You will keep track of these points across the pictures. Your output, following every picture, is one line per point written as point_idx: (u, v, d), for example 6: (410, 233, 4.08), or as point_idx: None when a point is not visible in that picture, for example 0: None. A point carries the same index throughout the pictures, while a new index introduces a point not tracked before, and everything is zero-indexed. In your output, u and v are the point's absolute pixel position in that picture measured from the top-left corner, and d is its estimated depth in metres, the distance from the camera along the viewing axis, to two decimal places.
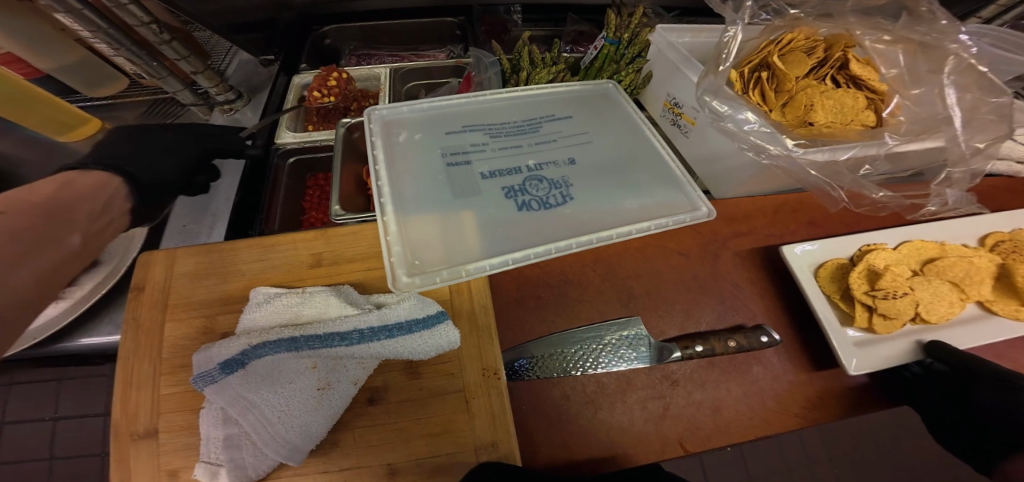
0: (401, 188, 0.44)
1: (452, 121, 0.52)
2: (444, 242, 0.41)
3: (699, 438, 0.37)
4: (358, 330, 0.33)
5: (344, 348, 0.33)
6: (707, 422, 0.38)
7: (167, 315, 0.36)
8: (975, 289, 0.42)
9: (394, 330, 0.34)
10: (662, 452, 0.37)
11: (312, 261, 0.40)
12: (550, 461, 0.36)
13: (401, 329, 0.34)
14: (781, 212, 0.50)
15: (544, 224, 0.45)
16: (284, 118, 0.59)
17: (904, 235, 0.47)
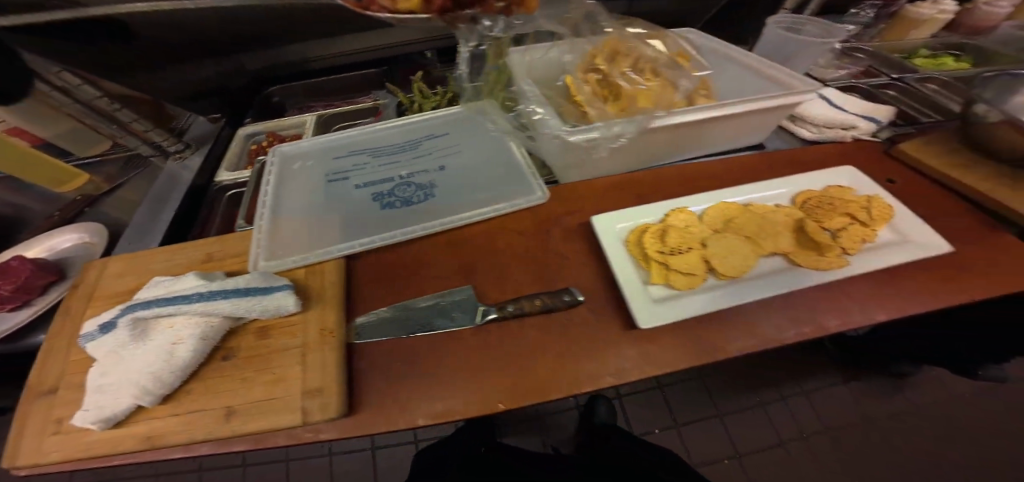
0: (283, 202, 0.56)
1: (340, 148, 0.64)
2: (311, 237, 0.52)
3: (513, 393, 0.40)
4: (204, 295, 0.42)
5: (190, 309, 0.41)
6: (518, 377, 0.42)
7: (91, 305, 0.47)
8: (771, 241, 0.47)
9: (236, 295, 0.43)
10: (474, 408, 0.39)
11: (205, 258, 0.51)
12: (369, 418, 0.39)
13: (239, 293, 0.43)
14: (614, 193, 0.58)
15: (399, 219, 0.56)
16: (226, 162, 0.73)
17: (716, 200, 0.53)
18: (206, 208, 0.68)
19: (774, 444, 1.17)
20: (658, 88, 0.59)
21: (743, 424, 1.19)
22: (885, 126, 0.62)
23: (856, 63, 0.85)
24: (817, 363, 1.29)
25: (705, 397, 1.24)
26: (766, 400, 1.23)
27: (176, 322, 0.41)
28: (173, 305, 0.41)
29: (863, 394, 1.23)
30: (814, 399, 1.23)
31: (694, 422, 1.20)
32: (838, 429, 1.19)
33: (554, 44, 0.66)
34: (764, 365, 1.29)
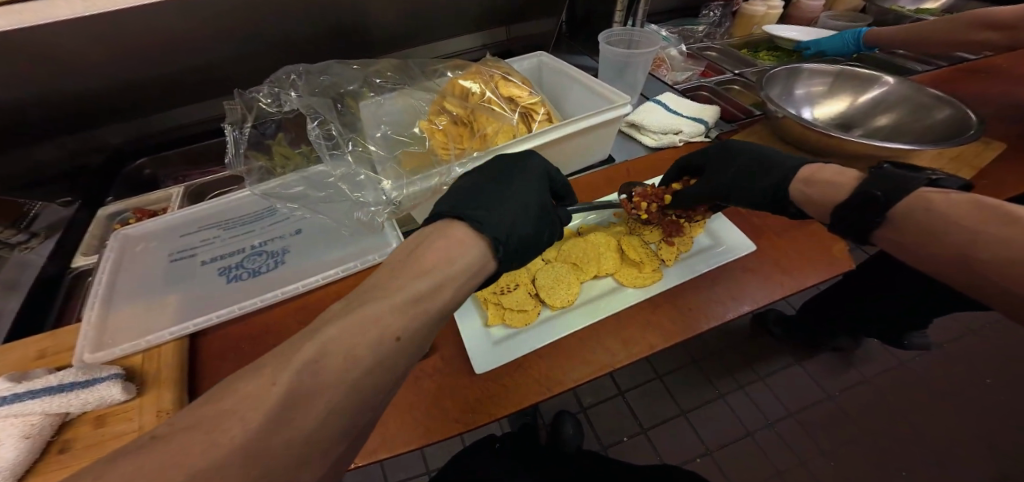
0: (120, 289, 0.54)
1: (189, 226, 0.63)
2: (145, 323, 0.50)
3: (368, 451, 0.41)
4: None
5: None
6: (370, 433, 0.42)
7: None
8: (591, 266, 0.55)
9: (39, 393, 0.38)
10: None
11: (35, 355, 0.47)
12: None
13: (50, 390, 0.39)
14: None
15: (246, 289, 0.55)
16: (81, 247, 0.68)
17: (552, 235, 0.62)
18: (61, 298, 0.61)
19: (743, 436, 1.04)
20: (499, 117, 0.62)
21: (710, 423, 1.06)
22: (712, 127, 0.77)
23: (698, 67, 1.03)
24: (768, 347, 1.18)
25: (665, 397, 1.10)
26: (725, 391, 1.11)
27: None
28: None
29: (821, 373, 1.14)
30: (772, 383, 1.12)
31: (662, 424, 1.07)
32: (805, 413, 1.08)
33: (383, 87, 0.65)
34: (727, 351, 1.18)
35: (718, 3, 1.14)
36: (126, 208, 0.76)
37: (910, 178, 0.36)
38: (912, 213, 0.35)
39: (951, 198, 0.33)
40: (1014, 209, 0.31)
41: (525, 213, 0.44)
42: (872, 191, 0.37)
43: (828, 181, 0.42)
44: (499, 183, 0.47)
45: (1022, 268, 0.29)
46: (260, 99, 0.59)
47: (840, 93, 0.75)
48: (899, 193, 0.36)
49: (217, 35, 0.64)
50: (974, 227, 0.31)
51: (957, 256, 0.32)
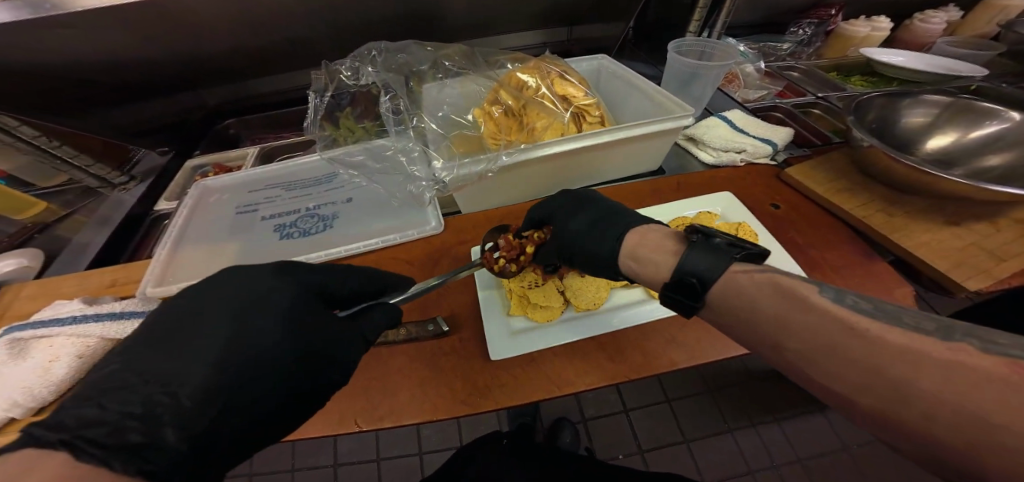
0: (190, 233, 0.61)
1: (258, 183, 0.70)
2: (204, 265, 0.56)
3: (373, 415, 0.43)
4: (72, 316, 0.45)
5: (55, 328, 0.44)
6: (377, 400, 0.44)
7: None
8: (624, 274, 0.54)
9: (104, 318, 0.45)
10: (336, 424, 0.42)
11: (109, 283, 0.55)
12: None
13: (112, 316, 0.45)
14: (504, 222, 0.62)
15: (294, 246, 0.59)
16: (166, 193, 0.77)
17: None
18: (141, 234, 0.71)
19: (742, 474, 0.96)
20: (552, 113, 0.62)
21: (713, 457, 0.98)
22: (780, 150, 0.71)
23: (775, 86, 0.95)
24: (798, 392, 1.07)
25: (671, 422, 1.04)
26: (734, 426, 1.02)
27: (46, 343, 0.43)
28: (47, 327, 0.44)
29: (847, 423, 1.02)
30: (789, 428, 1.02)
31: (662, 449, 1.01)
32: (817, 461, 0.97)
33: (448, 73, 0.68)
34: (747, 386, 1.08)
35: (810, 20, 1.05)
36: (208, 163, 0.85)
37: (716, 261, 0.33)
38: (739, 305, 0.32)
39: (754, 281, 0.32)
40: (809, 296, 0.30)
41: (222, 393, 0.31)
42: (688, 277, 0.34)
43: (653, 257, 0.38)
44: (192, 341, 0.32)
45: (825, 360, 0.27)
46: (341, 71, 0.64)
47: (946, 125, 0.66)
48: (711, 277, 0.33)
49: (306, 14, 0.69)
50: (779, 315, 0.30)
51: (767, 341, 0.31)
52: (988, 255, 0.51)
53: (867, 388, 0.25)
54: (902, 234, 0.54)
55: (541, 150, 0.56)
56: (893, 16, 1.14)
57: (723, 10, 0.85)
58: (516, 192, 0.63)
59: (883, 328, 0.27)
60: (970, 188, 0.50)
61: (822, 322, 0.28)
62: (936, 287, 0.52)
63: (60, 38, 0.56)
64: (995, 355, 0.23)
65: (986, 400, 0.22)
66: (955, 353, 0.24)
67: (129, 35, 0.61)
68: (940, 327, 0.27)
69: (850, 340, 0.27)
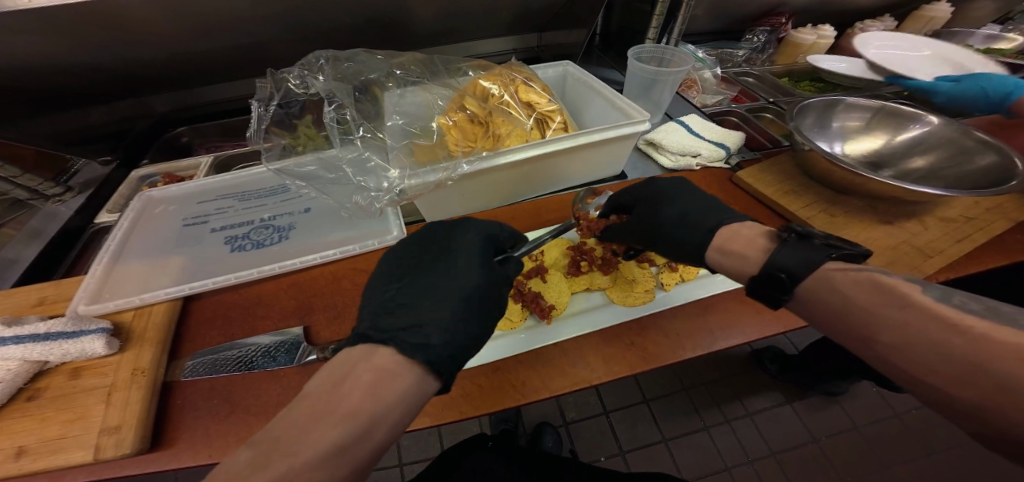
0: (130, 247, 0.58)
1: (209, 193, 0.66)
2: (147, 280, 0.54)
3: None
4: None
5: None
6: None
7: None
8: (584, 279, 0.55)
9: (25, 339, 0.43)
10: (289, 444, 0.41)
11: (36, 301, 0.51)
12: (169, 465, 0.40)
13: (36, 337, 0.43)
14: None
15: (246, 259, 0.57)
16: (109, 204, 0.72)
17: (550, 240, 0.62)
18: (76, 250, 0.66)
19: (719, 470, 0.99)
20: (513, 120, 0.63)
21: (692, 456, 1.01)
22: (733, 154, 0.74)
23: (731, 92, 1.00)
24: (763, 385, 1.12)
25: (649, 422, 1.07)
26: (710, 423, 1.06)
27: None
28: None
29: (810, 413, 1.07)
30: (758, 420, 1.06)
31: (641, 449, 1.03)
32: (787, 455, 1.01)
33: (409, 81, 0.67)
34: (720, 381, 1.13)
35: (764, 28, 1.09)
36: (157, 172, 0.80)
37: (814, 256, 0.35)
38: (822, 295, 0.33)
39: (852, 278, 0.32)
40: (909, 293, 0.30)
41: (461, 310, 0.39)
42: (777, 272, 0.35)
43: (743, 251, 0.40)
44: (443, 267, 0.43)
45: (924, 358, 0.28)
46: (289, 79, 0.63)
47: (879, 129, 0.70)
48: (803, 273, 0.34)
49: (260, 16, 0.67)
50: (874, 311, 0.30)
51: (860, 336, 0.31)
52: (917, 252, 0.55)
53: (973, 386, 0.25)
54: (842, 234, 0.58)
55: (501, 157, 0.57)
56: (836, 25, 1.21)
57: (678, 20, 0.87)
58: (479, 199, 0.63)
59: (992, 325, 0.26)
60: (898, 189, 0.54)
61: (922, 317, 0.28)
62: None
63: None
64: None
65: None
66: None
67: (59, 39, 0.57)
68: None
69: (949, 336, 0.27)
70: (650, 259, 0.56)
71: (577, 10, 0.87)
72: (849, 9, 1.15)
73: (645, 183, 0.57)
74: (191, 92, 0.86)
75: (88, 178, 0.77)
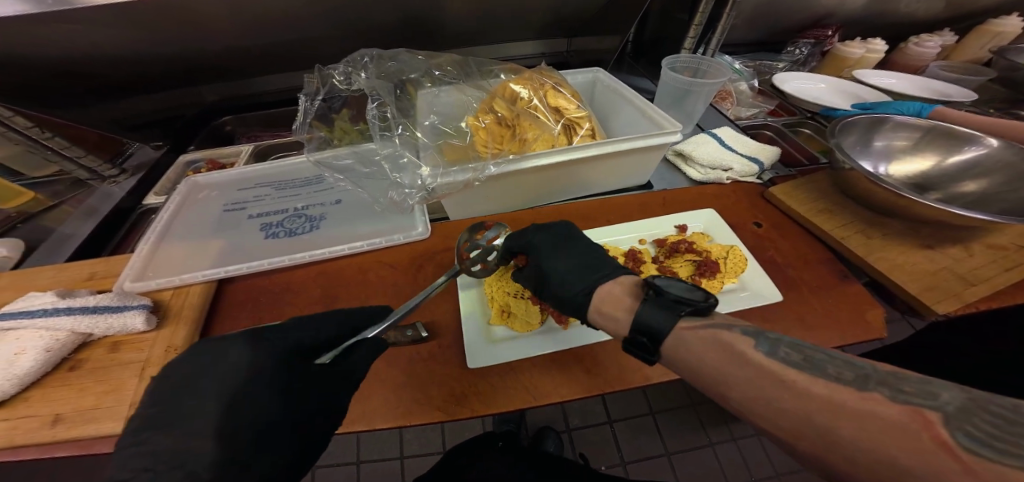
0: (173, 229, 0.61)
1: (248, 181, 0.70)
2: (187, 261, 0.57)
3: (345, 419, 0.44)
4: (42, 307, 0.46)
5: (25, 319, 0.45)
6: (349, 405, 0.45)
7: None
8: None
9: (74, 311, 0.46)
10: None
11: (86, 276, 0.55)
12: None
13: (85, 309, 0.46)
14: None
15: (279, 246, 0.60)
16: (157, 187, 0.77)
17: None
18: (124, 229, 0.71)
19: None
20: (542, 125, 0.63)
21: (695, 471, 0.98)
22: (766, 170, 0.72)
23: (768, 105, 0.97)
24: None
25: (653, 434, 1.04)
26: (716, 441, 1.02)
27: (13, 337, 0.44)
28: (15, 320, 0.45)
29: None
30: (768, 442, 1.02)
31: (644, 462, 1.00)
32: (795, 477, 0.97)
33: (443, 82, 0.68)
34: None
35: (807, 40, 1.05)
36: (201, 158, 0.85)
37: (663, 321, 0.34)
38: (682, 357, 0.33)
39: (701, 335, 0.33)
40: (743, 349, 0.30)
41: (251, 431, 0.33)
42: (640, 337, 0.35)
43: (614, 314, 0.40)
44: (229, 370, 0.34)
45: (762, 413, 0.28)
46: (334, 76, 0.66)
47: (926, 150, 0.67)
48: (664, 334, 0.34)
49: (307, 14, 0.70)
50: (720, 369, 0.31)
51: (714, 390, 0.32)
52: (958, 280, 0.52)
53: (802, 439, 0.26)
54: (876, 256, 0.55)
55: (529, 161, 0.57)
56: (888, 39, 1.16)
57: (717, 30, 0.86)
58: (504, 201, 0.64)
59: (810, 379, 0.27)
60: (944, 213, 0.51)
61: (756, 372, 0.29)
62: (908, 309, 0.53)
63: (64, 31, 0.56)
64: (905, 404, 0.23)
65: (892, 446, 0.22)
66: (867, 404, 0.24)
67: (130, 31, 0.61)
68: (863, 375, 0.27)
69: (777, 390, 0.28)
70: (673, 272, 0.56)
71: (613, 17, 0.87)
72: (900, 23, 1.10)
73: (526, 235, 0.54)
74: (238, 84, 0.90)
75: (140, 161, 0.82)
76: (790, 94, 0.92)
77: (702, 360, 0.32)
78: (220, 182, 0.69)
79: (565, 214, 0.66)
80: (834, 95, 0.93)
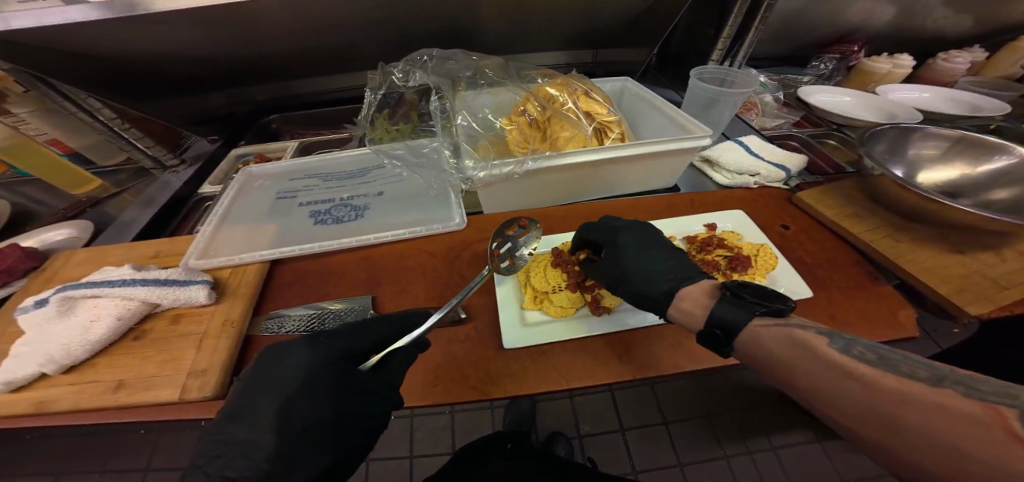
0: (232, 212, 0.66)
1: (299, 172, 0.75)
2: (244, 242, 0.62)
3: None
4: (118, 279, 0.51)
5: (101, 288, 0.50)
6: None
7: (45, 286, 0.57)
8: None
9: (145, 282, 0.51)
10: None
11: (152, 254, 0.60)
12: None
13: (156, 282, 0.51)
14: None
15: (328, 231, 0.64)
16: (212, 177, 0.84)
17: None
18: (181, 214, 0.77)
19: None
20: (575, 125, 0.66)
21: None
22: (793, 176, 0.74)
23: (794, 116, 0.98)
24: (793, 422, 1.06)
25: (665, 444, 1.04)
26: (731, 453, 1.01)
27: (92, 303, 0.49)
28: (98, 287, 0.50)
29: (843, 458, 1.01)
30: (784, 457, 1.01)
31: (655, 471, 1.00)
32: None
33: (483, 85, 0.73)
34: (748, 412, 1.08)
35: (833, 55, 1.07)
36: (250, 152, 0.91)
37: (738, 319, 0.39)
38: (755, 347, 0.38)
39: (775, 333, 0.37)
40: (818, 345, 0.34)
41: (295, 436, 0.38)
42: (714, 329, 0.40)
43: (693, 311, 0.44)
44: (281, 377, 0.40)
45: (834, 398, 0.32)
46: (394, 73, 0.70)
47: (958, 159, 0.67)
48: (739, 327, 0.38)
49: (362, 21, 0.76)
50: (792, 362, 0.35)
51: (785, 378, 0.36)
52: (991, 283, 0.52)
53: (866, 419, 0.30)
54: (906, 259, 0.56)
55: (564, 158, 0.60)
56: (917, 55, 1.17)
57: (744, 44, 0.88)
58: (538, 197, 0.67)
59: (879, 372, 0.31)
60: (979, 218, 0.52)
61: (827, 367, 0.33)
62: (938, 311, 0.54)
63: (157, 31, 0.63)
64: (974, 398, 0.26)
65: (956, 435, 0.26)
66: (938, 396, 0.28)
67: (206, 32, 0.68)
68: (933, 374, 0.29)
69: (851, 382, 0.31)
70: (705, 265, 0.57)
71: (644, 29, 0.91)
72: (930, 38, 1.11)
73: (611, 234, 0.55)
74: (289, 85, 0.97)
75: (197, 153, 0.89)
76: (814, 106, 0.94)
77: (771, 354, 0.37)
78: (271, 173, 0.75)
79: (596, 211, 0.68)
80: (860, 108, 0.95)
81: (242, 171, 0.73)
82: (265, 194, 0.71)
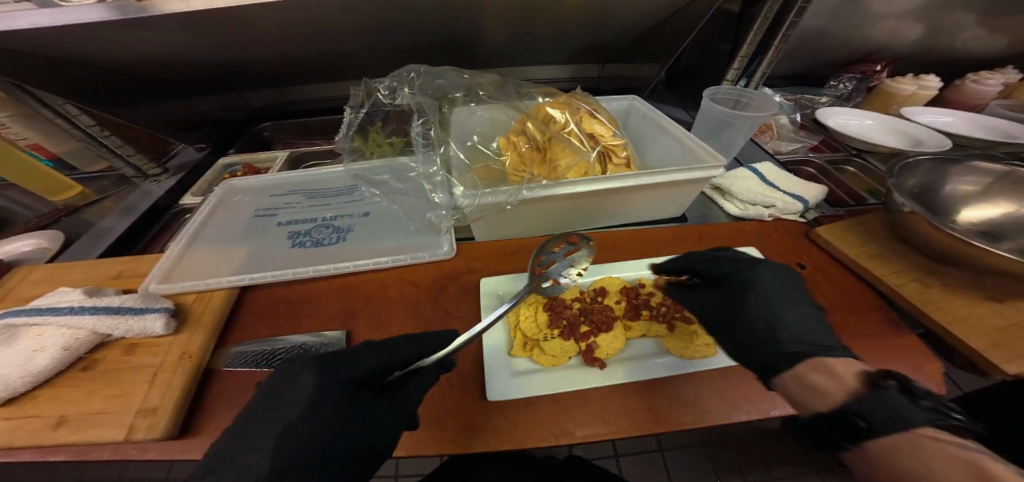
0: (205, 231, 0.63)
1: (281, 188, 0.71)
2: (214, 265, 0.58)
3: None
4: (68, 305, 0.47)
5: (48, 315, 0.46)
6: None
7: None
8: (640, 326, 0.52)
9: (98, 310, 0.47)
10: None
11: (115, 274, 0.56)
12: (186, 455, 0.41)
13: (109, 310, 0.47)
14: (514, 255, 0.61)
15: (305, 255, 0.60)
16: (195, 187, 0.80)
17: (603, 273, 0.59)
18: (158, 226, 0.73)
19: None
20: (577, 151, 0.61)
21: None
22: (811, 208, 0.68)
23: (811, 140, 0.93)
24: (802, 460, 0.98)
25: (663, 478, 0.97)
26: None
27: (37, 332, 0.45)
28: (41, 316, 0.46)
29: None
30: None
31: None
32: None
33: (480, 103, 0.68)
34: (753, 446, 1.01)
35: (852, 75, 1.02)
36: (237, 162, 0.88)
37: (916, 417, 0.27)
38: (900, 457, 0.27)
39: (938, 449, 0.25)
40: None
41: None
42: (858, 421, 0.29)
43: (824, 388, 0.32)
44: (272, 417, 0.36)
45: None
46: (379, 90, 0.66)
47: (999, 197, 0.61)
48: (885, 428, 0.28)
49: (355, 30, 0.72)
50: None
51: None
52: None
53: None
54: (937, 307, 0.50)
55: (561, 188, 0.55)
56: (941, 76, 1.11)
57: (761, 64, 0.83)
58: (535, 226, 0.63)
59: None
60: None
61: None
62: (971, 367, 0.48)
63: (136, 37, 0.59)
64: None
65: None
66: None
67: (189, 39, 0.64)
68: None
69: None
70: None
71: None
72: (955, 60, 1.05)
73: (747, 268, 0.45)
74: (282, 91, 0.94)
75: (181, 161, 0.85)
76: (831, 130, 0.89)
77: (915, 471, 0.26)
78: (253, 187, 0.71)
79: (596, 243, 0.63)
80: (882, 133, 0.89)
81: (222, 186, 0.69)
82: (244, 210, 0.67)
